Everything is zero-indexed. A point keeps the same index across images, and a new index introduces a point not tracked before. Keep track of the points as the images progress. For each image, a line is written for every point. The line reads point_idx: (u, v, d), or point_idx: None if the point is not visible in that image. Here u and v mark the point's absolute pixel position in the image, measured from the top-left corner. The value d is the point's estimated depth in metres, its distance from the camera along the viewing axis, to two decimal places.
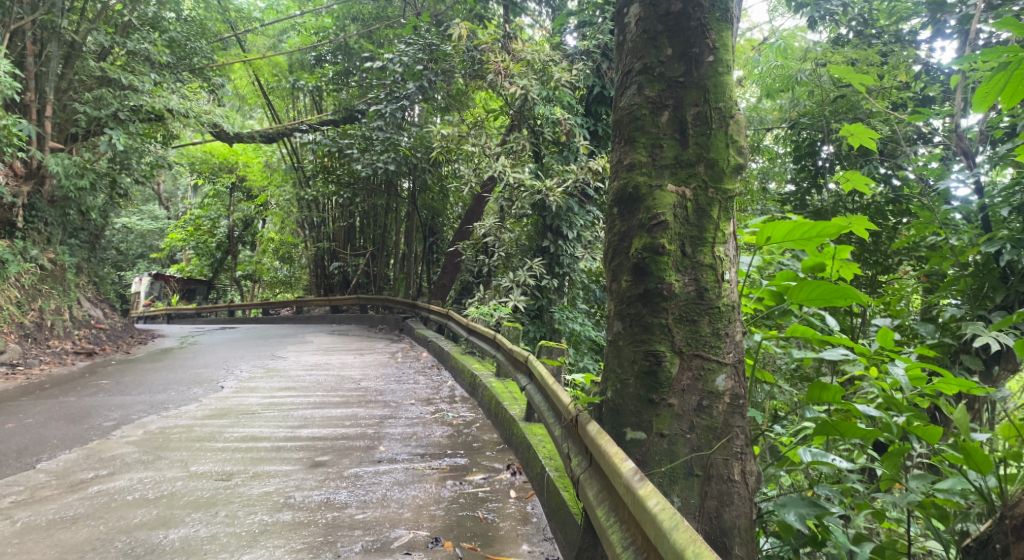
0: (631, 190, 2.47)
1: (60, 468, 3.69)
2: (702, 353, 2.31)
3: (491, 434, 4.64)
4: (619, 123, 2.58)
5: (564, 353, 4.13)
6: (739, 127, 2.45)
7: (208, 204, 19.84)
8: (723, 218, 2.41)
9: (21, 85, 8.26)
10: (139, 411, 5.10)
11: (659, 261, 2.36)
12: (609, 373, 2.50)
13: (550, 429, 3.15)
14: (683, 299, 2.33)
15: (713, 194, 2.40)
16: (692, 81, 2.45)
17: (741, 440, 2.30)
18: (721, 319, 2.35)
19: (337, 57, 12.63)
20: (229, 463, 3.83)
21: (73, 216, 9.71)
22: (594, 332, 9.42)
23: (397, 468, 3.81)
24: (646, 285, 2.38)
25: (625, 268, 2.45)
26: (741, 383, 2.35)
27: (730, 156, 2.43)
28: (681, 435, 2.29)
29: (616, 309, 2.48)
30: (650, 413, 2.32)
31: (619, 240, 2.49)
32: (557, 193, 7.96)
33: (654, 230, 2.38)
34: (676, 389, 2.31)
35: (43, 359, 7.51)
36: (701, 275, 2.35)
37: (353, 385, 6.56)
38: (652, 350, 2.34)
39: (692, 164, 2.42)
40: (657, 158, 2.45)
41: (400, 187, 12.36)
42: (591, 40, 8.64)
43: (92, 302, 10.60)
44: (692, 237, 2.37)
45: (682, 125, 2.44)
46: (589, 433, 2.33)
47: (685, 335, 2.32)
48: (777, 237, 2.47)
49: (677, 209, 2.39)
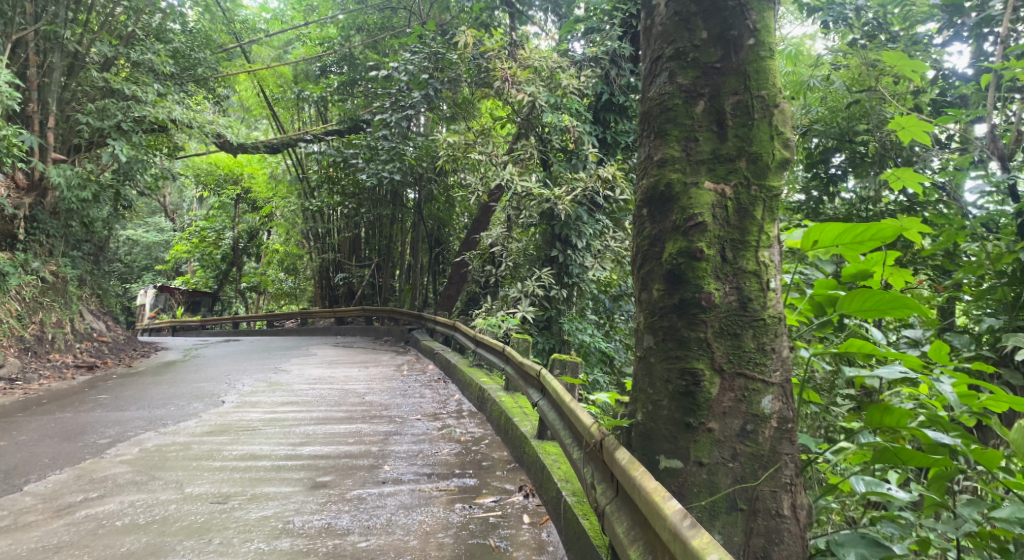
0: (663, 189, 2.28)
1: (48, 491, 3.49)
2: (744, 371, 2.11)
3: (501, 452, 4.42)
4: (649, 114, 2.40)
5: (577, 367, 3.91)
6: (784, 117, 2.26)
7: (212, 216, 19.73)
8: (767, 218, 2.22)
9: (24, 96, 8.16)
10: (136, 428, 4.90)
11: (696, 267, 2.16)
12: (639, 394, 2.30)
13: (568, 452, 2.94)
14: (724, 309, 2.14)
15: (756, 191, 2.21)
16: (731, 67, 2.27)
17: (790, 470, 2.09)
18: (767, 333, 2.15)
19: (342, 68, 12.53)
20: (226, 484, 3.63)
21: (77, 227, 9.60)
22: (604, 343, 9.26)
23: (402, 490, 3.60)
24: (682, 294, 2.18)
25: (657, 275, 2.26)
26: (789, 406, 2.15)
27: (775, 150, 2.23)
28: (722, 464, 2.08)
29: (647, 322, 2.29)
30: (686, 439, 2.12)
31: (650, 245, 2.30)
32: (566, 202, 7.75)
33: (690, 233, 2.19)
34: (716, 412, 2.10)
35: (43, 373, 7.34)
36: (743, 283, 2.16)
37: (357, 399, 6.36)
38: (689, 367, 2.14)
39: (732, 159, 2.23)
40: (692, 152, 2.26)
41: (405, 197, 12.26)
42: (599, 46, 8.54)
43: (95, 315, 10.46)
44: (733, 239, 2.18)
45: (720, 115, 2.26)
46: (621, 463, 2.10)
47: (726, 351, 2.12)
48: (824, 240, 2.28)
49: (716, 209, 2.20)
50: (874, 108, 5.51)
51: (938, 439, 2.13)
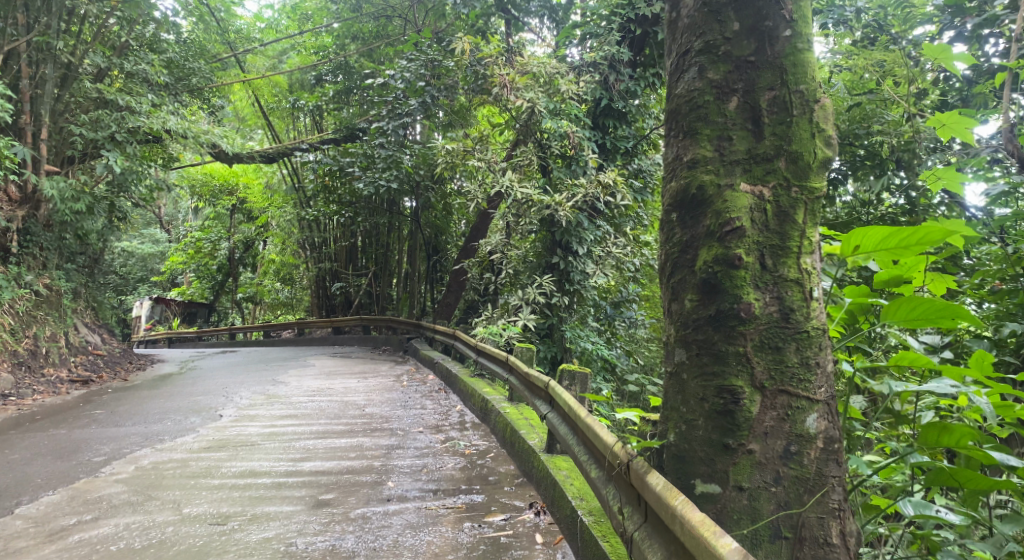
0: (694, 191, 2.21)
1: (40, 513, 3.29)
2: (787, 387, 2.03)
3: (508, 465, 4.29)
4: (677, 112, 2.33)
5: (587, 380, 3.77)
6: (825, 114, 2.17)
7: (207, 226, 19.59)
8: (809, 222, 2.13)
9: (16, 107, 8.03)
10: (132, 445, 4.74)
11: (734, 275, 2.09)
12: (671, 412, 2.23)
13: (585, 471, 2.80)
14: (765, 321, 2.06)
15: (797, 193, 2.12)
16: (766, 61, 2.20)
17: (838, 494, 1.99)
18: (811, 346, 2.07)
19: (337, 77, 12.41)
20: (225, 504, 3.47)
21: (71, 239, 9.44)
22: (606, 350, 9.15)
23: (408, 508, 3.46)
24: (718, 305, 2.11)
25: (690, 284, 2.19)
26: (835, 424, 2.06)
27: (817, 148, 2.14)
28: (764, 489, 2.00)
29: (680, 334, 2.21)
30: (725, 462, 2.04)
31: (681, 253, 2.24)
32: (567, 208, 7.63)
33: (727, 238, 2.12)
34: (757, 432, 2.02)
35: (37, 389, 7.15)
36: (785, 293, 2.08)
37: (357, 411, 6.22)
38: (726, 384, 2.06)
39: (770, 158, 2.15)
40: (725, 152, 2.19)
41: (402, 206, 12.14)
42: (597, 51, 8.34)
43: (89, 327, 10.27)
44: (773, 245, 2.11)
45: (755, 111, 2.19)
46: (657, 492, 1.97)
47: (767, 366, 2.04)
48: (866, 245, 2.27)
49: (755, 213, 2.12)
50: (877, 111, 5.35)
51: (1000, 458, 2.03)
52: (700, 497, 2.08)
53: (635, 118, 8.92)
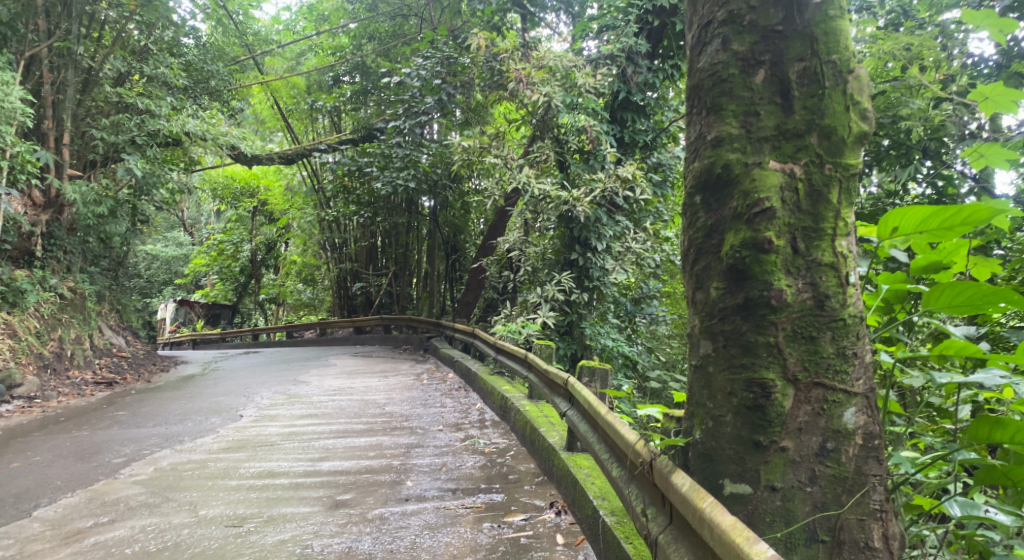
0: (719, 171, 2.12)
1: (57, 515, 3.27)
2: (822, 380, 1.92)
3: (528, 464, 4.20)
4: (700, 87, 2.23)
5: (608, 375, 3.68)
6: (860, 85, 2.05)
7: (230, 229, 19.73)
8: (844, 201, 2.02)
9: (38, 113, 8.09)
10: (152, 446, 4.74)
11: (764, 260, 1.98)
12: (696, 408, 2.14)
13: (607, 471, 2.70)
14: (798, 309, 1.95)
15: (830, 170, 2.01)
16: (794, 30, 2.09)
17: (879, 495, 1.88)
18: (848, 335, 1.95)
19: (355, 77, 12.39)
20: (242, 506, 3.43)
21: (94, 243, 9.54)
22: (628, 348, 9.01)
23: (426, 508, 3.40)
24: (747, 292, 2.01)
25: (715, 272, 2.10)
26: (874, 419, 1.94)
27: (851, 122, 2.03)
28: (798, 489, 1.89)
29: (706, 325, 2.12)
30: (755, 460, 1.94)
31: (706, 238, 2.14)
32: (586, 203, 7.50)
33: (756, 220, 2.01)
34: (791, 429, 1.92)
35: (62, 391, 7.21)
36: (819, 278, 1.97)
37: (378, 410, 6.18)
38: (756, 376, 1.96)
39: (801, 134, 2.04)
40: (752, 129, 2.09)
41: (421, 205, 12.12)
42: (614, 43, 8.16)
43: (114, 330, 10.36)
44: (805, 228, 2.00)
45: (784, 84, 2.08)
46: (683, 493, 1.88)
47: (800, 357, 1.94)
48: (904, 227, 2.19)
49: (785, 193, 2.01)
50: (903, 98, 4.97)
51: None
52: (728, 498, 1.98)
53: (653, 111, 8.77)
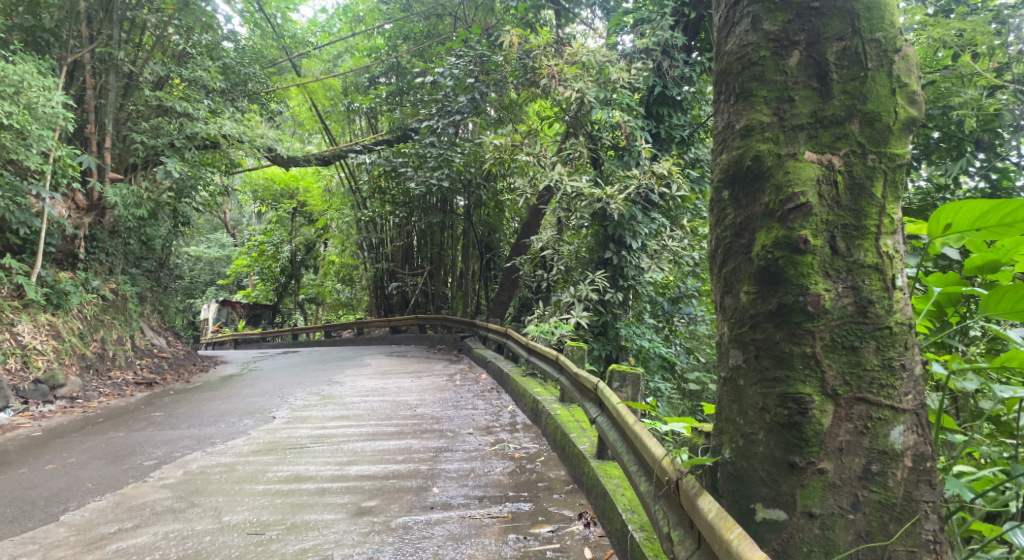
0: (749, 163, 1.97)
1: (83, 520, 3.29)
2: (865, 395, 1.77)
3: (558, 470, 4.09)
4: (728, 71, 2.09)
5: (640, 380, 3.54)
6: (908, 66, 1.89)
7: (271, 230, 20.04)
8: (890, 194, 1.86)
9: (81, 118, 8.29)
10: (183, 448, 4.78)
11: (799, 261, 1.84)
12: (725, 424, 2.00)
13: (635, 485, 2.58)
14: (838, 315, 1.80)
15: (874, 160, 1.86)
16: (833, 7, 1.93)
17: (932, 523, 1.73)
18: (894, 345, 1.79)
19: (390, 78, 12.43)
20: (266, 512, 3.40)
21: (135, 245, 9.77)
22: (665, 348, 8.79)
23: (451, 517, 3.31)
24: (780, 297, 1.86)
25: (745, 274, 1.96)
26: (925, 439, 1.78)
27: (898, 107, 1.86)
28: (840, 516, 1.74)
29: (736, 334, 1.98)
30: (791, 484, 1.80)
31: (735, 237, 2.01)
32: (619, 201, 7.33)
33: (790, 217, 1.87)
34: (830, 449, 1.77)
35: (103, 391, 7.37)
36: (861, 281, 1.82)
37: (409, 411, 6.14)
38: (790, 390, 1.82)
39: (841, 122, 1.88)
40: (785, 116, 1.94)
41: (455, 204, 12.07)
42: (650, 37, 7.93)
43: (156, 331, 10.58)
44: (846, 225, 1.84)
45: (822, 67, 1.92)
46: (712, 524, 1.76)
47: (841, 371, 1.78)
48: (959, 224, 2.03)
49: (823, 186, 1.86)
50: (954, 88, 4.69)
51: None
52: (761, 525, 1.84)
53: (691, 105, 8.50)
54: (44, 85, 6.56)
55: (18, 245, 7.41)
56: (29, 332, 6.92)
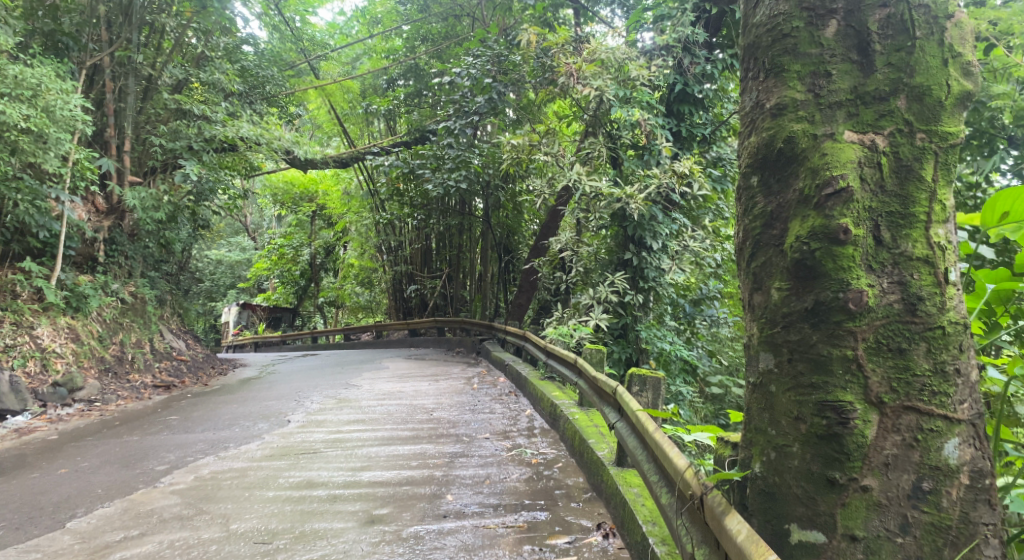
0: (781, 145, 1.85)
1: (90, 528, 3.23)
2: (915, 404, 1.62)
3: (575, 478, 3.95)
4: (757, 46, 1.97)
5: (660, 385, 3.40)
6: (962, 32, 1.74)
7: (290, 233, 20.10)
8: (941, 177, 1.72)
9: (101, 122, 8.34)
10: (196, 453, 4.73)
11: (837, 253, 1.70)
12: (755, 435, 1.87)
13: (656, 497, 2.45)
14: (883, 315, 1.67)
15: (924, 140, 1.72)
16: None
17: (992, 549, 1.58)
18: (947, 347, 1.64)
19: (408, 80, 12.34)
20: (275, 520, 3.32)
21: (155, 248, 9.81)
22: (686, 351, 8.60)
23: (463, 527, 3.20)
24: (817, 294, 1.73)
25: (777, 270, 1.83)
26: (983, 454, 1.63)
27: (951, 79, 1.72)
28: (885, 540, 1.60)
29: (768, 335, 1.85)
30: (831, 503, 1.66)
31: (765, 228, 1.88)
32: (639, 200, 7.17)
33: (828, 204, 1.73)
34: (875, 464, 1.63)
35: (121, 394, 7.36)
36: (909, 276, 1.68)
37: (425, 415, 6.05)
38: (829, 398, 1.69)
39: (885, 98, 1.75)
40: (822, 93, 1.81)
41: (474, 206, 11.99)
42: (670, 33, 7.77)
43: (175, 334, 10.58)
44: (891, 213, 1.71)
45: (862, 36, 1.79)
46: (743, 548, 1.63)
47: (886, 377, 1.65)
48: (1017, 214, 2.03)
49: (866, 169, 1.72)
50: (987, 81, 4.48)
51: None
52: (797, 548, 1.71)
53: (713, 103, 8.33)
54: (62, 88, 6.57)
55: (38, 248, 7.47)
56: (48, 335, 6.94)
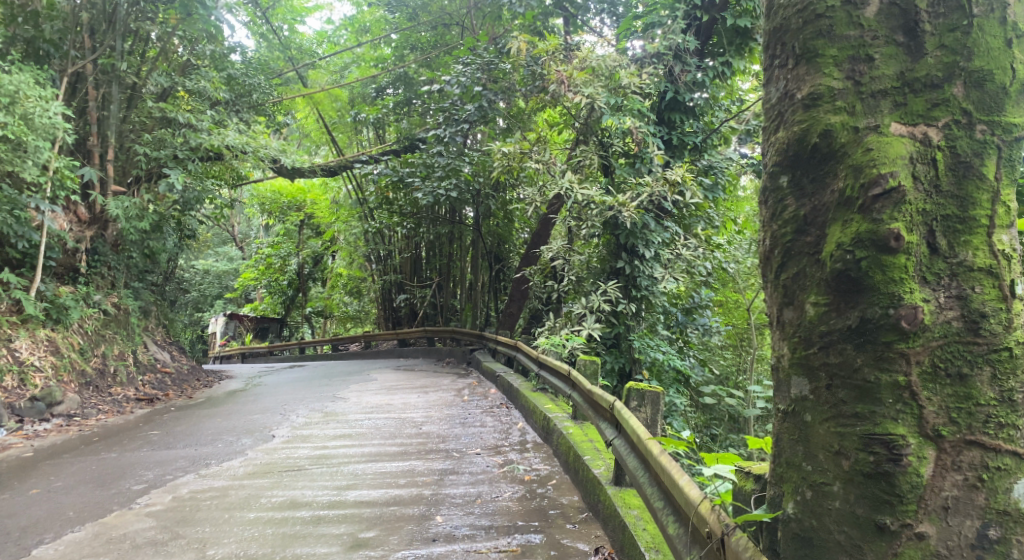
0: (817, 140, 1.74)
1: (56, 555, 3.02)
2: (978, 438, 1.49)
3: (571, 496, 3.79)
4: (790, 29, 1.87)
5: (660, 400, 3.20)
6: None
7: (278, 242, 19.81)
8: (1005, 174, 1.58)
9: (83, 129, 8.12)
10: (175, 471, 4.52)
11: (886, 264, 1.56)
12: (788, 471, 1.76)
13: (662, 524, 2.29)
14: (939, 333, 1.52)
15: (985, 133, 1.58)
16: None
17: None
18: (1014, 372, 1.50)
19: (397, 88, 12.14)
20: (255, 544, 3.13)
21: (138, 257, 9.55)
22: (679, 361, 8.44)
23: (454, 551, 3.02)
24: (862, 311, 1.60)
25: (813, 282, 1.71)
26: None
27: (1015, 62, 1.60)
28: None
29: (804, 356, 1.73)
30: (880, 551, 1.52)
31: (797, 236, 1.78)
32: (631, 208, 7.01)
33: (876, 206, 1.59)
34: (933, 508, 1.48)
35: (102, 408, 7.11)
36: (970, 288, 1.54)
37: (414, 429, 5.86)
38: (877, 431, 1.55)
39: (939, 86, 1.62)
40: (862, 80, 1.70)
41: (464, 215, 11.85)
42: (661, 41, 7.67)
43: (160, 345, 10.32)
44: (947, 217, 1.57)
45: (908, 17, 1.69)
46: None
47: (944, 407, 1.51)
48: None
49: (920, 166, 1.59)
50: None
51: None
52: None
53: (704, 111, 8.24)
54: (41, 95, 6.36)
55: (16, 259, 7.23)
56: (26, 349, 6.72)
